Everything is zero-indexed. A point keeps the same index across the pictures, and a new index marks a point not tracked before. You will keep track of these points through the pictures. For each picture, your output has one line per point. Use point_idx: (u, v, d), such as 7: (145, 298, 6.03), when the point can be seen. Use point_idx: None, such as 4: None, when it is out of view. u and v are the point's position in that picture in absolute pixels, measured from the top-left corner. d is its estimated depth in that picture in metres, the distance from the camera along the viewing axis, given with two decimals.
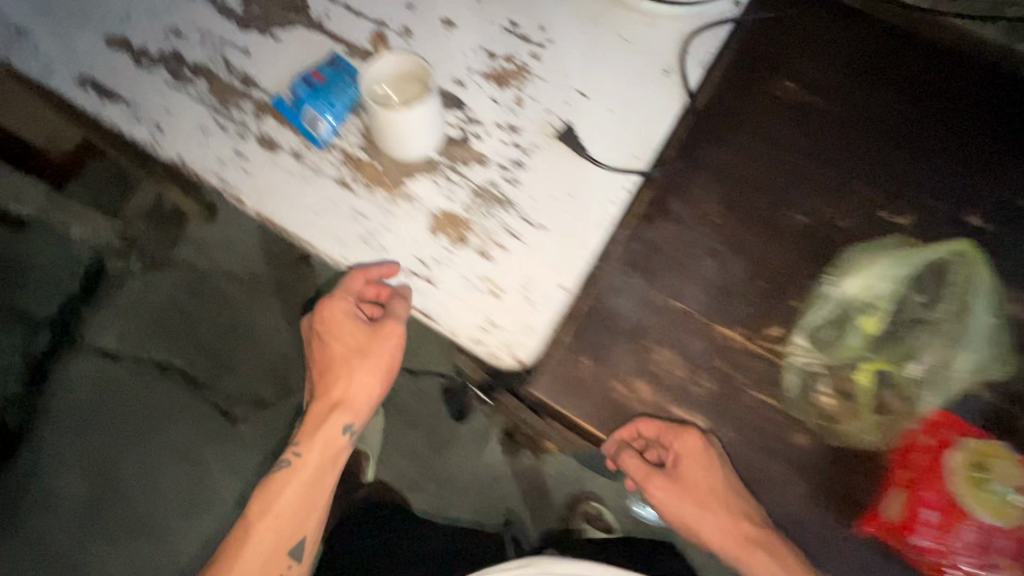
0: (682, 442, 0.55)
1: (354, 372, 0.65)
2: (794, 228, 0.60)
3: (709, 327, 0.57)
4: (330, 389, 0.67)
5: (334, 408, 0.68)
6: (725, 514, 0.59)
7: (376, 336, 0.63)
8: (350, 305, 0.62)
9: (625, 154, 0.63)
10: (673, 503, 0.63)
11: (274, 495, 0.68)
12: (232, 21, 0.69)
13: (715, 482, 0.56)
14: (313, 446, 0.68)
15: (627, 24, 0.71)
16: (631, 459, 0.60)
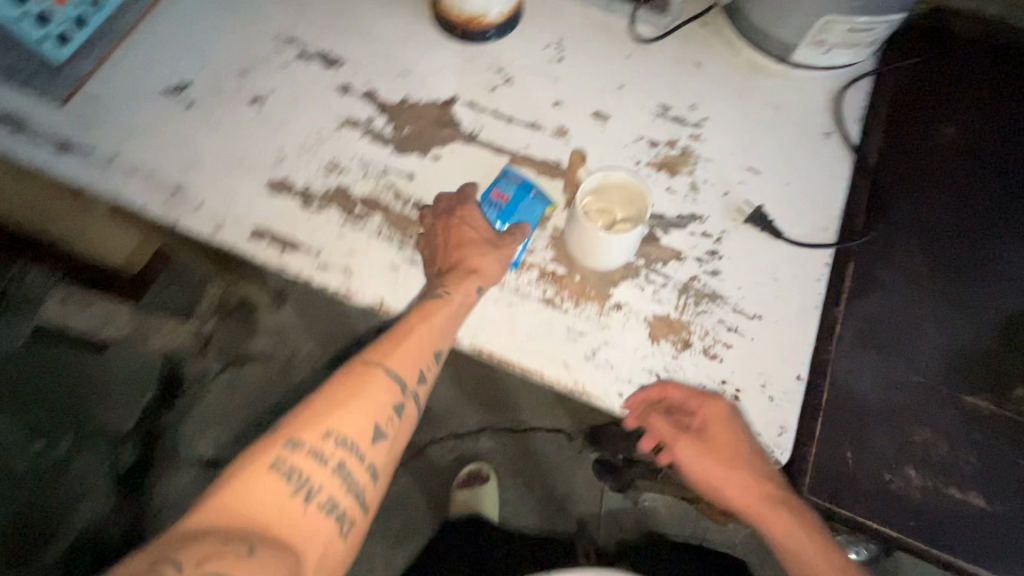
0: (711, 412, 0.55)
1: (422, 340, 0.56)
2: (998, 281, 0.62)
3: (956, 397, 0.56)
4: (399, 348, 0.56)
5: (390, 352, 0.56)
6: (749, 477, 0.55)
7: (462, 304, 0.58)
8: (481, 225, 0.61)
9: (814, 227, 0.63)
10: (702, 472, 0.58)
11: (318, 412, 0.52)
12: (388, 145, 0.68)
13: (745, 479, 0.55)
14: (369, 398, 0.53)
15: (774, 89, 0.71)
16: (686, 446, 0.58)
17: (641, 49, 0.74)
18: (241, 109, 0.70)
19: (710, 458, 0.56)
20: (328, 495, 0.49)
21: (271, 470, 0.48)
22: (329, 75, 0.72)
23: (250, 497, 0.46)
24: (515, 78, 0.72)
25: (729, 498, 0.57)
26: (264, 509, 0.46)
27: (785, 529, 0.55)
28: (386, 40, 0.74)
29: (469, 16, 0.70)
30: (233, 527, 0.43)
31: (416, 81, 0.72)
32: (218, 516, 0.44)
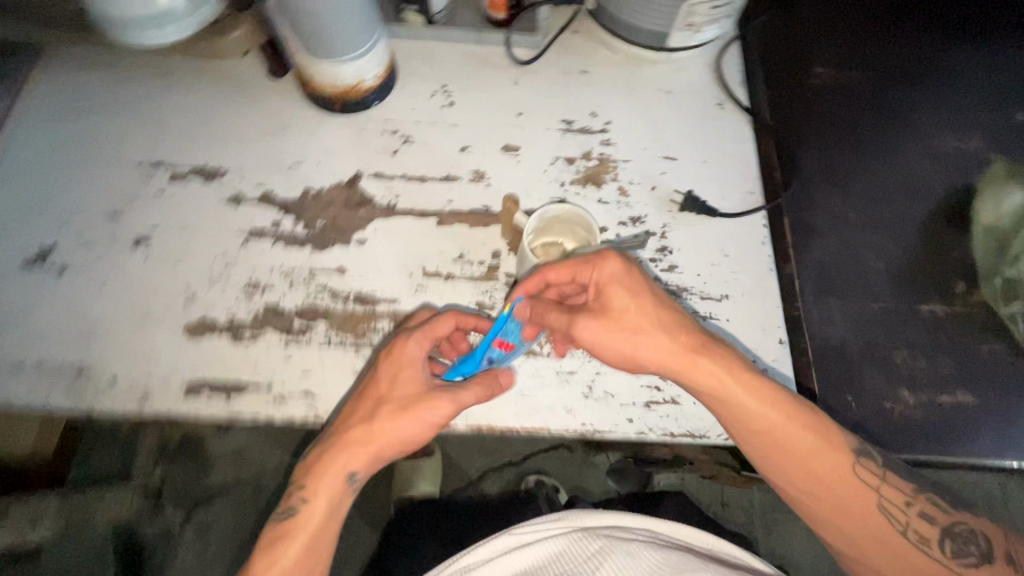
0: (605, 273, 0.50)
1: (386, 420, 0.50)
2: (907, 192, 0.67)
3: (916, 310, 0.60)
4: (362, 432, 0.50)
5: (347, 439, 0.50)
6: (663, 335, 0.50)
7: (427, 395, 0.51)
8: (422, 351, 0.53)
9: (741, 194, 0.66)
10: (611, 348, 0.51)
11: (289, 531, 0.48)
12: (306, 244, 0.63)
13: (656, 334, 0.50)
14: (324, 484, 0.49)
15: (660, 77, 0.73)
16: (587, 324, 0.50)
17: (527, 71, 0.73)
18: (126, 256, 0.62)
19: (614, 326, 0.50)
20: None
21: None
22: (214, 189, 0.65)
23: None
24: (414, 135, 0.69)
25: (648, 364, 0.51)
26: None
27: (729, 394, 0.49)
28: (265, 135, 0.68)
29: (346, 86, 0.66)
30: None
31: (312, 168, 0.67)
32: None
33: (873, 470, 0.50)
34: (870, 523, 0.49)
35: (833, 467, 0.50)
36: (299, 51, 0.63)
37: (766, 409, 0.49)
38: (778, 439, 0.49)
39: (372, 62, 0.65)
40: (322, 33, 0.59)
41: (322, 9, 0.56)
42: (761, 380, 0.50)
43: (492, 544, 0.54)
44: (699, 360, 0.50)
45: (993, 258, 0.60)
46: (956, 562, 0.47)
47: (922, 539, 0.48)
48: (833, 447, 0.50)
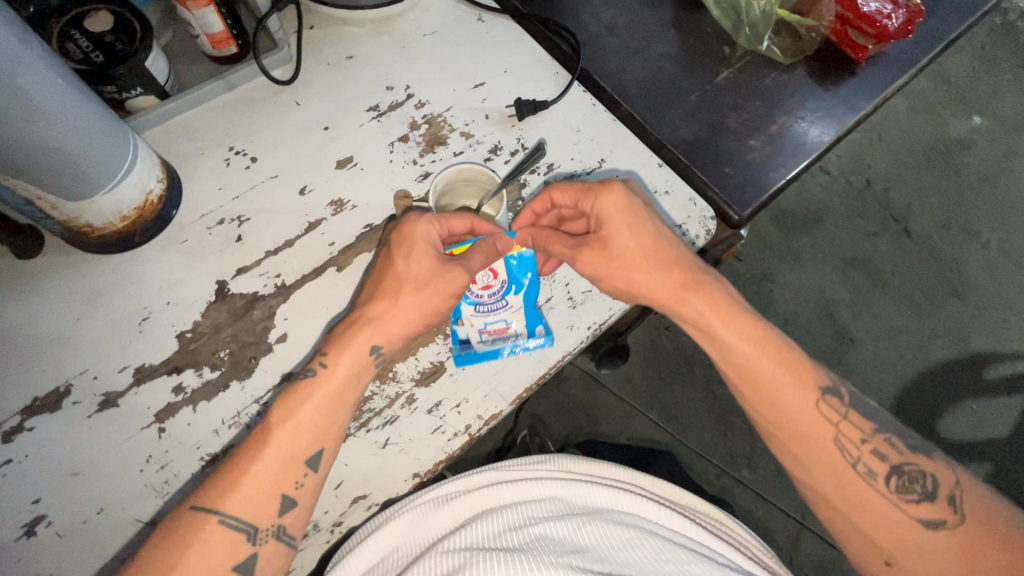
0: (606, 206, 0.56)
1: (409, 296, 0.52)
2: (653, 6, 0.78)
3: (717, 85, 0.73)
4: (391, 315, 0.52)
5: (382, 322, 0.52)
6: (655, 269, 0.57)
7: (450, 268, 0.53)
8: (431, 230, 0.54)
9: (551, 76, 0.71)
10: (604, 275, 0.57)
11: (299, 396, 0.49)
12: (230, 383, 0.54)
13: (655, 270, 0.57)
14: (348, 357, 0.51)
15: (416, 21, 0.73)
16: (586, 251, 0.57)
17: (298, 86, 0.67)
18: (29, 552, 0.48)
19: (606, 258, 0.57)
20: (283, 492, 0.47)
21: (250, 471, 0.47)
22: (73, 411, 0.52)
23: (233, 486, 0.46)
24: (244, 212, 0.61)
25: (635, 292, 0.58)
26: (241, 494, 0.46)
27: (707, 315, 0.57)
28: (80, 319, 0.55)
29: (135, 210, 0.55)
30: (210, 515, 0.45)
31: (167, 312, 0.56)
32: (221, 514, 0.45)
33: (838, 406, 0.55)
34: (820, 444, 0.54)
35: (800, 397, 0.55)
36: (58, 206, 0.50)
37: (739, 329, 0.57)
38: (738, 330, 0.57)
39: (145, 166, 0.55)
40: (77, 164, 0.48)
41: (60, 137, 0.45)
42: (750, 321, 0.57)
43: (489, 475, 0.56)
44: (686, 291, 0.57)
45: (733, 17, 0.74)
46: (902, 498, 0.52)
47: (869, 471, 0.53)
48: (801, 378, 0.56)
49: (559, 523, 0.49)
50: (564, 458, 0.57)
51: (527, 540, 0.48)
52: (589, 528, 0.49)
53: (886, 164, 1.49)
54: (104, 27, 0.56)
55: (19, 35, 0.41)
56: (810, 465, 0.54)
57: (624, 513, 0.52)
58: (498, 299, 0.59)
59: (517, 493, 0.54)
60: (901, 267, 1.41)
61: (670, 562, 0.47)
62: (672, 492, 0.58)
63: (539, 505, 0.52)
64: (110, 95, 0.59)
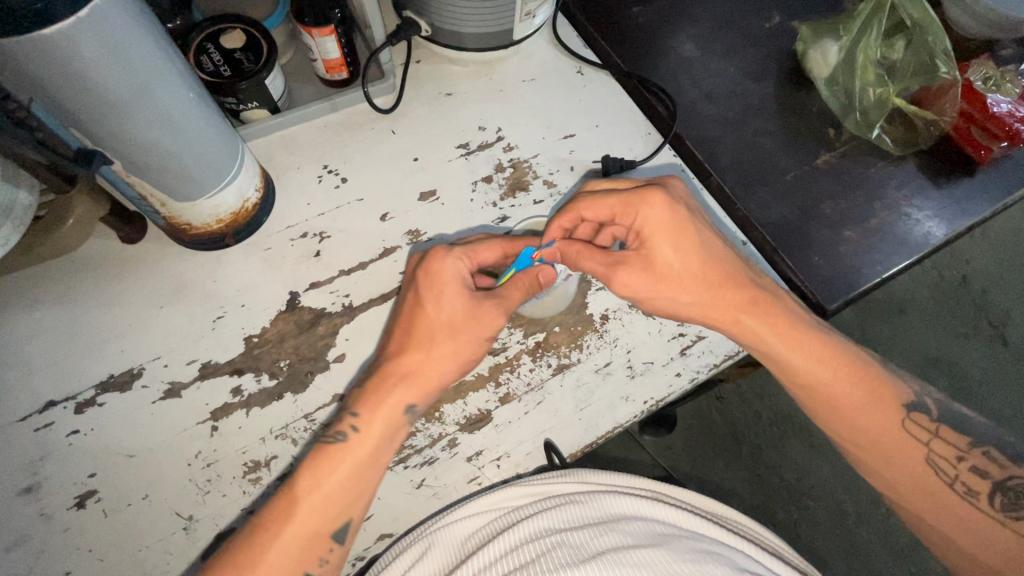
0: (645, 216, 0.52)
1: (444, 345, 0.50)
2: (756, 78, 0.76)
3: (815, 167, 0.70)
4: (423, 369, 0.50)
5: (416, 380, 0.50)
6: (704, 292, 0.52)
7: (481, 308, 0.51)
8: (460, 266, 0.52)
9: (642, 137, 0.70)
10: (651, 300, 0.53)
11: (328, 462, 0.47)
12: (284, 394, 0.55)
13: (704, 292, 0.52)
14: (382, 416, 0.49)
15: (518, 68, 0.74)
16: (626, 268, 0.52)
17: (397, 116, 0.70)
18: (77, 524, 0.50)
19: (647, 276, 0.52)
20: (304, 570, 0.46)
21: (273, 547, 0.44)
22: (140, 394, 0.54)
23: (256, 563, 0.44)
24: (326, 228, 0.63)
25: (686, 315, 0.54)
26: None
27: (763, 334, 0.53)
28: (163, 308, 0.58)
29: (230, 215, 0.58)
30: None
31: (240, 314, 0.59)
32: None
33: (927, 424, 0.53)
34: (913, 468, 0.52)
35: (882, 419, 0.52)
36: (166, 203, 0.54)
37: (795, 348, 0.53)
38: (792, 354, 0.53)
39: (247, 176, 0.58)
40: (189, 168, 0.51)
41: (180, 143, 0.49)
42: (812, 340, 0.53)
43: (503, 492, 0.52)
44: (739, 312, 0.53)
45: (841, 101, 0.72)
46: (1009, 516, 0.49)
47: (970, 489, 0.50)
48: (880, 399, 0.53)
49: (575, 532, 0.46)
50: (581, 469, 0.53)
51: (541, 556, 0.44)
52: (607, 536, 0.45)
53: (988, 263, 1.37)
54: (235, 45, 0.61)
55: (164, 49, 0.45)
56: (899, 485, 0.53)
57: (644, 522, 0.48)
58: (550, 274, 0.56)
59: (532, 506, 0.50)
60: (993, 376, 1.28)
61: (687, 562, 0.43)
62: (701, 500, 0.55)
63: (553, 514, 0.48)
64: (230, 105, 0.63)
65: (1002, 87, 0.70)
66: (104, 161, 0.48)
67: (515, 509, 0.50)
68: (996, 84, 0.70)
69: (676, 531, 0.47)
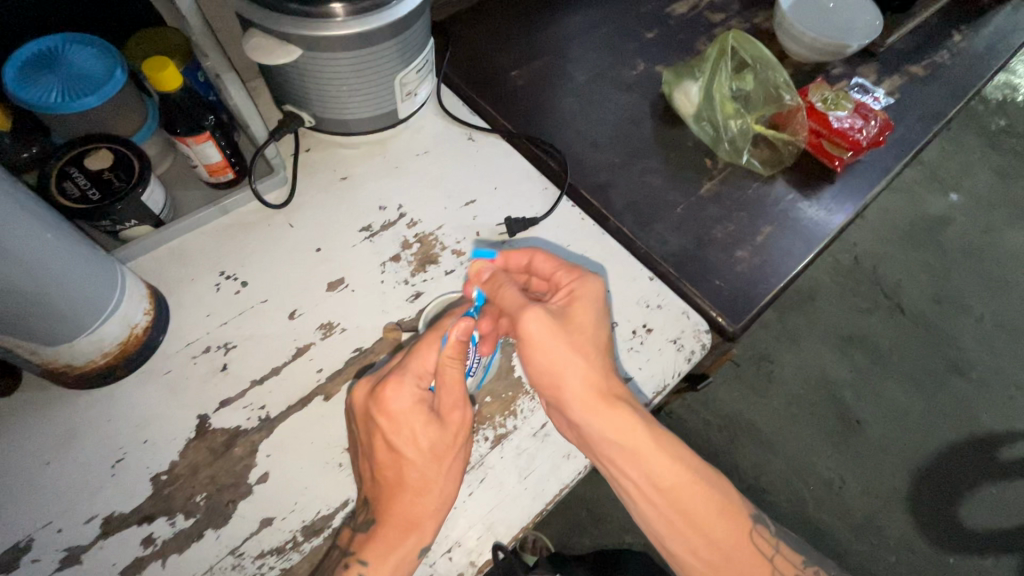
0: (578, 287, 0.54)
1: (434, 472, 0.50)
2: (634, 122, 0.81)
3: (701, 196, 0.75)
4: (411, 512, 0.49)
5: (406, 524, 0.49)
6: (598, 367, 0.51)
7: (452, 420, 0.51)
8: (418, 389, 0.51)
9: (539, 192, 0.72)
10: (543, 353, 0.51)
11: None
12: (204, 531, 0.51)
13: (594, 367, 0.51)
14: (391, 560, 0.48)
15: (409, 143, 0.76)
16: (537, 315, 0.50)
17: (293, 208, 0.69)
18: None
19: (556, 323, 0.51)
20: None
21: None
22: (30, 571, 0.48)
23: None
24: (232, 338, 0.60)
25: (565, 384, 0.51)
26: None
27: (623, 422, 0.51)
28: (49, 464, 0.52)
29: (118, 346, 0.54)
30: None
31: (143, 451, 0.53)
32: None
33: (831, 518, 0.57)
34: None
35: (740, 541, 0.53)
36: (37, 350, 0.49)
37: (647, 452, 0.52)
38: (635, 448, 0.52)
39: (132, 302, 0.54)
40: (60, 309, 0.47)
41: (43, 288, 0.45)
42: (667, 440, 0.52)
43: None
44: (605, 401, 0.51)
45: (711, 133, 0.79)
46: None
47: None
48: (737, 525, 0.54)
49: None
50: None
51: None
52: None
53: (871, 244, 1.52)
54: (102, 165, 0.58)
55: (10, 192, 0.42)
56: None
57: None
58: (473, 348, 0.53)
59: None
60: (898, 344, 1.40)
61: None
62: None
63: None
64: (105, 227, 0.59)
65: (840, 102, 0.79)
66: None
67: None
68: (834, 100, 0.79)
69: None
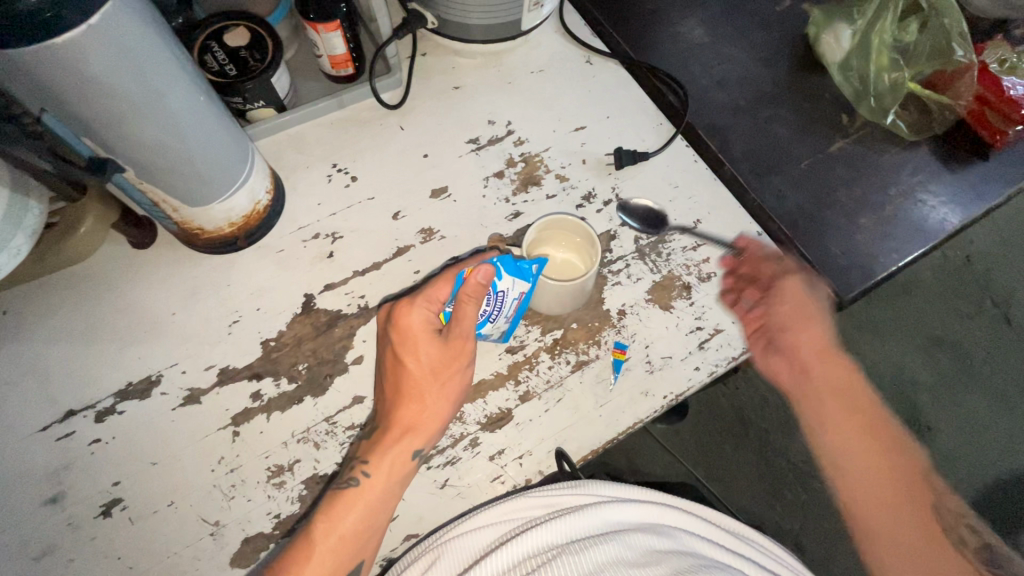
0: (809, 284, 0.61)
1: (433, 390, 0.51)
2: (767, 63, 0.74)
3: (828, 154, 0.69)
4: (409, 420, 0.51)
5: (399, 433, 0.51)
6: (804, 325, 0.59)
7: (457, 347, 0.51)
8: (429, 314, 0.51)
9: (654, 126, 0.69)
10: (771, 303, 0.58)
11: (345, 503, 0.48)
12: (304, 397, 0.55)
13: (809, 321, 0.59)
14: (389, 459, 0.50)
15: (526, 58, 0.73)
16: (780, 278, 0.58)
17: (405, 111, 0.69)
18: (105, 532, 0.50)
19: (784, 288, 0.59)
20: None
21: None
22: (160, 401, 0.54)
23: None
24: (339, 229, 0.63)
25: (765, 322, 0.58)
26: None
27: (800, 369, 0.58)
28: (178, 315, 0.58)
29: (242, 217, 0.58)
30: None
31: (256, 318, 0.58)
32: None
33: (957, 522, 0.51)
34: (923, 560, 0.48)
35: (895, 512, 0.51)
36: (180, 208, 0.53)
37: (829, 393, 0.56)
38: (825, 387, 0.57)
39: (258, 178, 0.57)
40: (200, 171, 0.50)
41: (190, 147, 0.48)
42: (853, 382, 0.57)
43: (513, 502, 0.52)
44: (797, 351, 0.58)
45: (856, 86, 0.71)
46: None
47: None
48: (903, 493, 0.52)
49: (607, 545, 0.47)
50: (594, 482, 0.54)
51: (542, 569, 0.46)
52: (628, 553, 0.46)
53: (991, 242, 1.36)
54: (240, 43, 0.59)
55: (172, 50, 0.44)
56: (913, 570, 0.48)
57: (651, 535, 0.49)
58: (495, 297, 0.51)
59: (547, 517, 0.51)
60: (997, 355, 1.28)
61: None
62: (706, 511, 0.56)
63: (559, 527, 0.49)
64: (236, 105, 0.62)
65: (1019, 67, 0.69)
66: (117, 168, 0.47)
67: (528, 521, 0.51)
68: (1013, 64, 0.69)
69: (680, 545, 0.49)
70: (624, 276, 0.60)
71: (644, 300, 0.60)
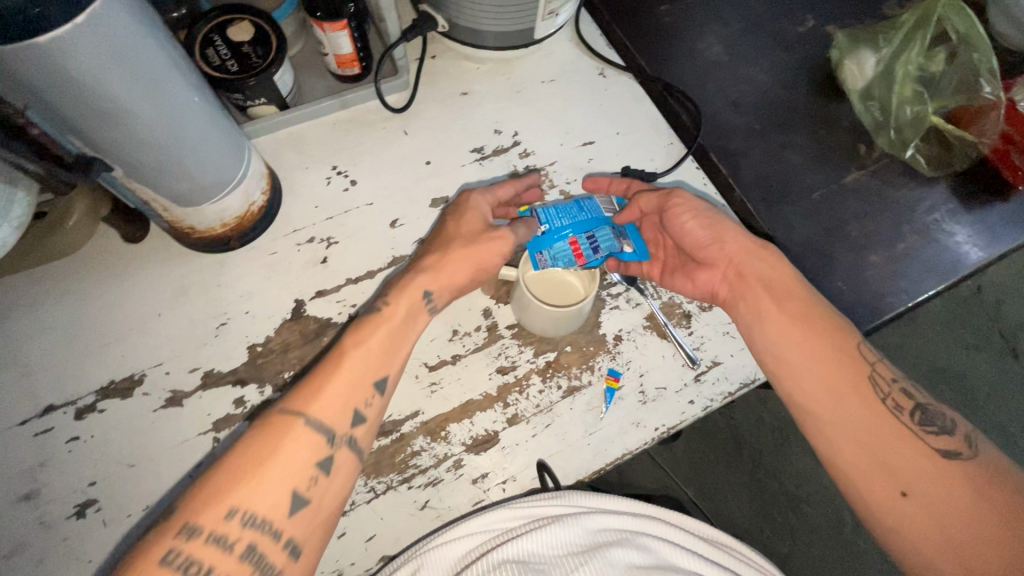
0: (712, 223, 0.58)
1: (466, 255, 0.52)
2: (786, 86, 0.72)
3: (842, 184, 0.67)
4: (444, 261, 0.51)
5: (434, 272, 0.51)
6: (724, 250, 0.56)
7: (486, 241, 0.53)
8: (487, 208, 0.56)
9: (664, 146, 0.67)
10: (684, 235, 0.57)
11: (370, 325, 0.48)
12: None
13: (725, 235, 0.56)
14: (410, 296, 0.50)
15: (537, 66, 0.71)
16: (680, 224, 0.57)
17: (409, 115, 0.67)
18: (76, 534, 0.49)
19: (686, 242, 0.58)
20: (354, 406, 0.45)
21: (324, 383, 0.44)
22: (141, 402, 0.53)
23: (316, 390, 0.44)
24: (333, 233, 0.61)
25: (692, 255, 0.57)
26: (324, 394, 0.44)
27: (777, 277, 0.53)
28: (165, 314, 0.57)
29: (236, 218, 0.56)
30: (297, 415, 0.42)
31: (244, 321, 0.57)
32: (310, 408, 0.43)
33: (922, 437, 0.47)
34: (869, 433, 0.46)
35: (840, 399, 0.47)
36: (170, 208, 0.52)
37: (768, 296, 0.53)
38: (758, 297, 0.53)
39: (253, 179, 0.56)
40: (193, 172, 0.49)
41: (183, 148, 0.46)
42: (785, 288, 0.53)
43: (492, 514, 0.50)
44: (760, 253, 0.55)
45: (877, 116, 0.69)
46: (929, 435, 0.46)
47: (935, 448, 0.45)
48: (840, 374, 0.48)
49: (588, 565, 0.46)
50: (575, 492, 0.51)
51: None
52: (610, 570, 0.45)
53: (1003, 273, 1.33)
54: (243, 38, 0.58)
55: (166, 49, 0.42)
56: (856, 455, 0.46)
57: (636, 550, 0.48)
58: None
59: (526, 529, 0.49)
60: (1001, 390, 1.26)
61: None
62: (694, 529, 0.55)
63: (541, 537, 0.48)
64: (236, 101, 0.60)
65: None
66: (105, 166, 0.45)
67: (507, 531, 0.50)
68: None
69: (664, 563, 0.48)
70: (622, 301, 0.59)
71: (641, 327, 0.59)
